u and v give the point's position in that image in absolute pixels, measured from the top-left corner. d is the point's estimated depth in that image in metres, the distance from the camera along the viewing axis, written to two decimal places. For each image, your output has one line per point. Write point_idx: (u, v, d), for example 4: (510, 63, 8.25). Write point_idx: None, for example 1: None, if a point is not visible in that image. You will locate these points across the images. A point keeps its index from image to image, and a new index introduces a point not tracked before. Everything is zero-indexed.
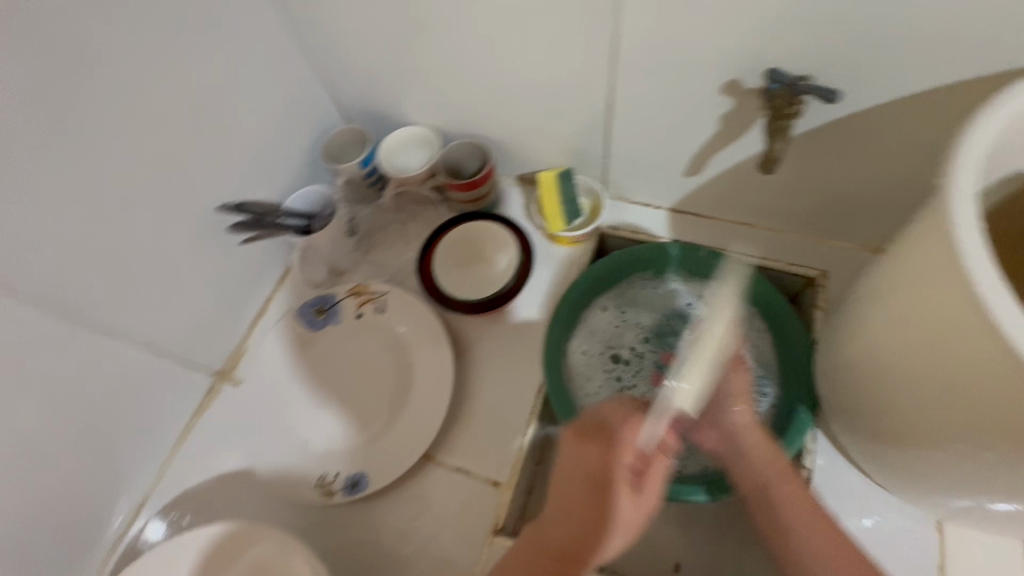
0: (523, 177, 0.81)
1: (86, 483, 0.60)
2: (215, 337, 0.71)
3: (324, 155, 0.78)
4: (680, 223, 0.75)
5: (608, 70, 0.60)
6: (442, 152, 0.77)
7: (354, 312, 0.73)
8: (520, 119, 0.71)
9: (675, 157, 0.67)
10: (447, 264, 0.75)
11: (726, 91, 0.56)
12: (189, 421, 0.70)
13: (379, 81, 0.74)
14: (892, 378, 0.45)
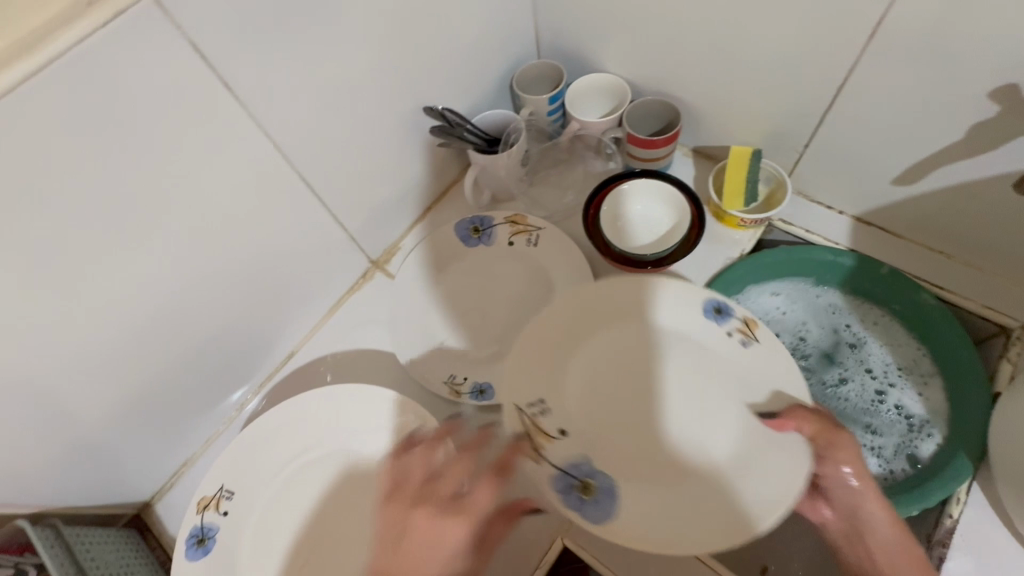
0: (700, 149, 0.78)
1: (257, 322, 0.67)
2: (382, 229, 0.76)
3: (514, 83, 0.80)
4: (863, 235, 0.71)
5: (860, 51, 0.55)
6: (632, 105, 0.76)
7: (507, 239, 0.76)
8: (726, 87, 0.68)
9: (892, 162, 0.62)
10: (611, 215, 0.73)
11: (997, 99, 0.51)
12: (342, 296, 0.77)
13: (591, 20, 0.73)
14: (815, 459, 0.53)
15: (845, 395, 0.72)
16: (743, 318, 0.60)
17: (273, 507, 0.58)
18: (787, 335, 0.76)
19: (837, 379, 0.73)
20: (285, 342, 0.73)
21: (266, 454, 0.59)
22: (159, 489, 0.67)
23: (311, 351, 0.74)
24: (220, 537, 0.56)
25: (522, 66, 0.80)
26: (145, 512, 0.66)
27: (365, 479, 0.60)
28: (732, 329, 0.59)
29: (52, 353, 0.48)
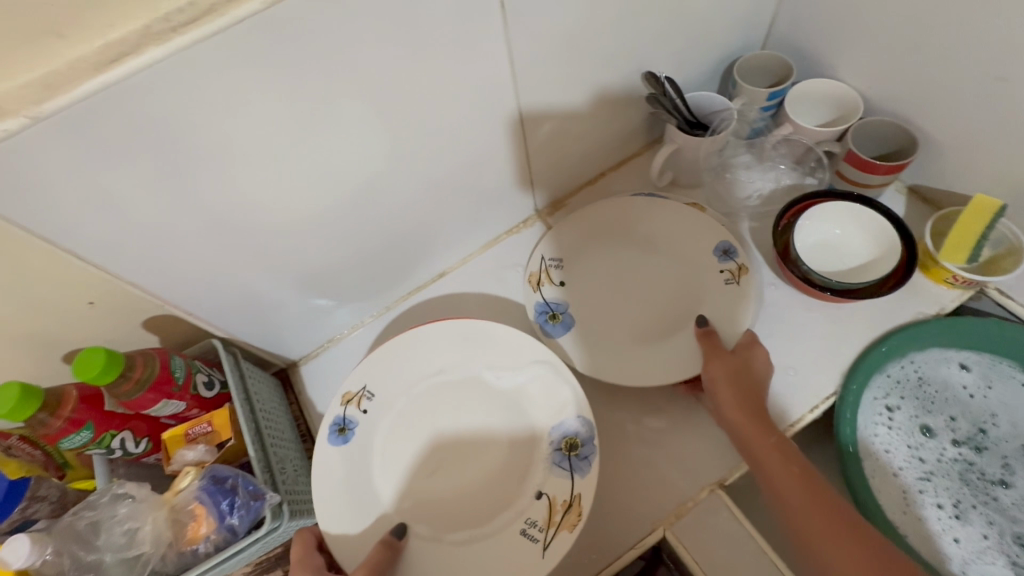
0: (920, 189, 0.71)
1: (427, 237, 0.70)
2: (557, 184, 0.77)
3: (732, 69, 0.76)
4: None
5: None
6: (862, 122, 0.70)
7: (676, 224, 0.73)
8: (987, 128, 0.60)
9: None
10: (807, 233, 0.68)
11: None
12: (500, 235, 0.79)
13: (847, 22, 0.67)
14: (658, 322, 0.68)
15: (1000, 497, 0.64)
16: (739, 264, 0.68)
17: (410, 409, 0.62)
18: (956, 413, 0.67)
19: (998, 474, 0.65)
20: (439, 262, 0.76)
21: (405, 363, 0.62)
22: (308, 354, 0.74)
23: (457, 277, 0.78)
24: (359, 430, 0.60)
25: (745, 54, 0.75)
26: (291, 370, 0.74)
27: (495, 408, 0.61)
28: (724, 268, 0.69)
29: (283, 213, 0.54)
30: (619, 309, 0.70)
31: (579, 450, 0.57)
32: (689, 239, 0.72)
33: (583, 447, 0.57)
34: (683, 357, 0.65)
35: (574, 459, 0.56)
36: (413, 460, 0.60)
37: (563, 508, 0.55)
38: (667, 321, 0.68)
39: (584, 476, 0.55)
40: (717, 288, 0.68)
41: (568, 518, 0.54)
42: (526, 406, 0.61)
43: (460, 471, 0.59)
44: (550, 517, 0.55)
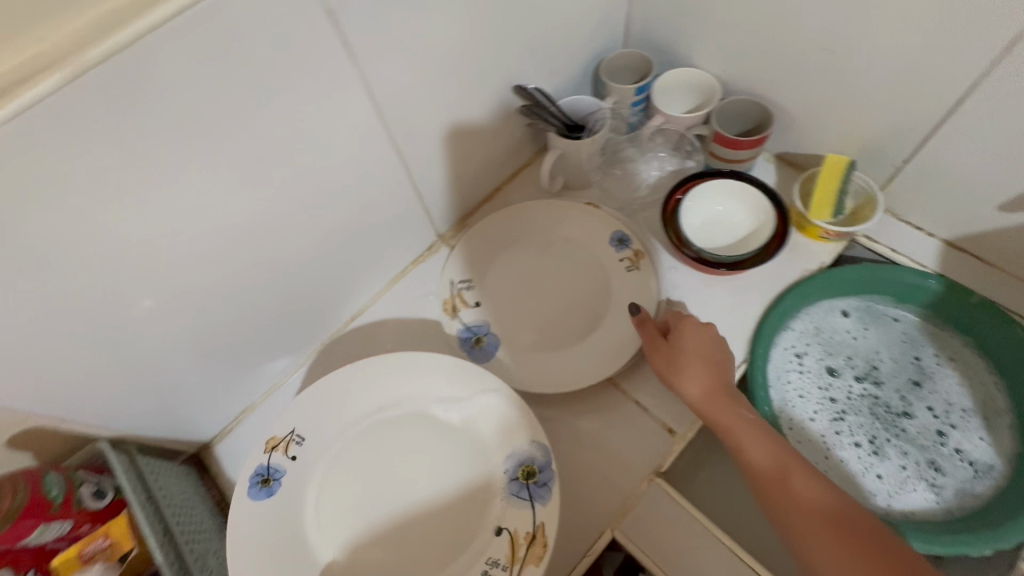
0: (786, 156, 0.76)
1: (328, 284, 0.68)
2: (454, 207, 0.77)
3: (599, 71, 0.79)
4: (952, 260, 0.68)
5: (987, 73, 0.52)
6: (721, 103, 0.74)
7: (574, 227, 0.75)
8: (826, 93, 0.66)
9: (995, 189, 0.60)
10: (693, 215, 0.72)
11: None
12: (407, 267, 0.77)
13: (690, 15, 0.72)
14: (573, 323, 0.69)
15: (905, 423, 0.69)
16: (636, 249, 0.71)
17: (349, 458, 0.59)
18: (854, 353, 0.72)
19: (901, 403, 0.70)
20: (347, 307, 0.73)
21: (341, 404, 0.60)
22: (221, 431, 0.69)
23: (369, 319, 0.75)
24: (285, 480, 0.57)
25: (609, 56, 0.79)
26: (205, 452, 0.69)
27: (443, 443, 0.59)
28: (624, 256, 0.71)
29: (150, 293, 0.50)
30: (535, 319, 0.70)
31: (536, 478, 0.56)
32: (587, 243, 0.74)
33: (540, 473, 0.56)
34: (601, 356, 0.66)
35: (533, 487, 0.55)
36: (350, 520, 0.57)
37: (527, 540, 0.53)
38: (581, 322, 0.69)
39: (544, 505, 0.54)
40: (621, 280, 0.70)
41: (534, 551, 0.52)
42: (448, 448, 0.59)
43: (396, 526, 0.56)
44: (513, 553, 0.53)
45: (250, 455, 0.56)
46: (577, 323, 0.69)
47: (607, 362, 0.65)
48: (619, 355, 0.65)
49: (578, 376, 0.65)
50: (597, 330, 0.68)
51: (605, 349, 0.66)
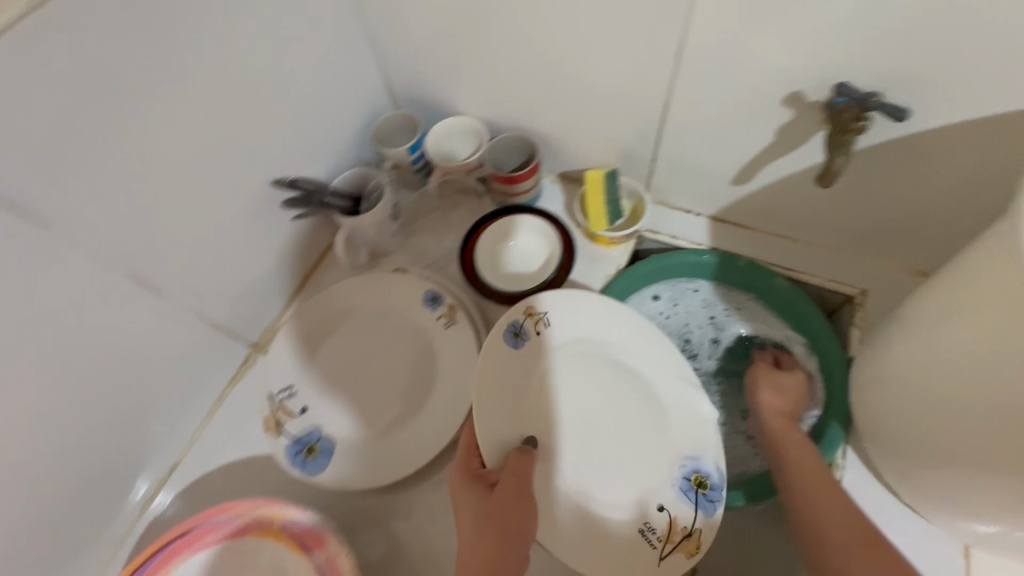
0: (566, 175, 0.82)
1: (125, 438, 0.61)
2: (262, 313, 0.73)
3: (372, 139, 0.80)
4: (720, 232, 0.76)
5: (672, 77, 0.60)
6: (489, 143, 0.78)
7: (385, 298, 0.73)
8: (570, 115, 0.72)
9: (724, 167, 0.68)
10: (487, 255, 0.74)
11: (785, 103, 0.56)
12: (223, 390, 0.71)
13: (437, 70, 0.75)
14: (402, 401, 0.67)
15: None
16: (449, 303, 0.71)
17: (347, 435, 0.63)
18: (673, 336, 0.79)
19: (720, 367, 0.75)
20: (163, 453, 0.67)
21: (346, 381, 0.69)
22: None
23: (196, 458, 0.68)
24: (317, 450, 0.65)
25: (377, 121, 0.80)
26: None
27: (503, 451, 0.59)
28: (439, 313, 0.71)
29: None
30: (365, 407, 0.67)
31: (708, 485, 0.60)
32: (394, 310, 0.73)
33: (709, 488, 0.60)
34: (441, 423, 0.65)
35: (701, 495, 0.59)
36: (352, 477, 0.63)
37: (682, 534, 0.59)
38: (411, 398, 0.67)
39: (712, 515, 0.58)
40: (442, 338, 0.70)
41: (685, 544, 0.58)
42: (678, 431, 0.63)
43: (493, 408, 0.59)
44: (670, 533, 0.59)
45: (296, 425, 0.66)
46: (406, 399, 0.67)
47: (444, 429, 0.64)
48: (455, 416, 0.64)
49: (419, 458, 0.63)
50: (430, 400, 0.67)
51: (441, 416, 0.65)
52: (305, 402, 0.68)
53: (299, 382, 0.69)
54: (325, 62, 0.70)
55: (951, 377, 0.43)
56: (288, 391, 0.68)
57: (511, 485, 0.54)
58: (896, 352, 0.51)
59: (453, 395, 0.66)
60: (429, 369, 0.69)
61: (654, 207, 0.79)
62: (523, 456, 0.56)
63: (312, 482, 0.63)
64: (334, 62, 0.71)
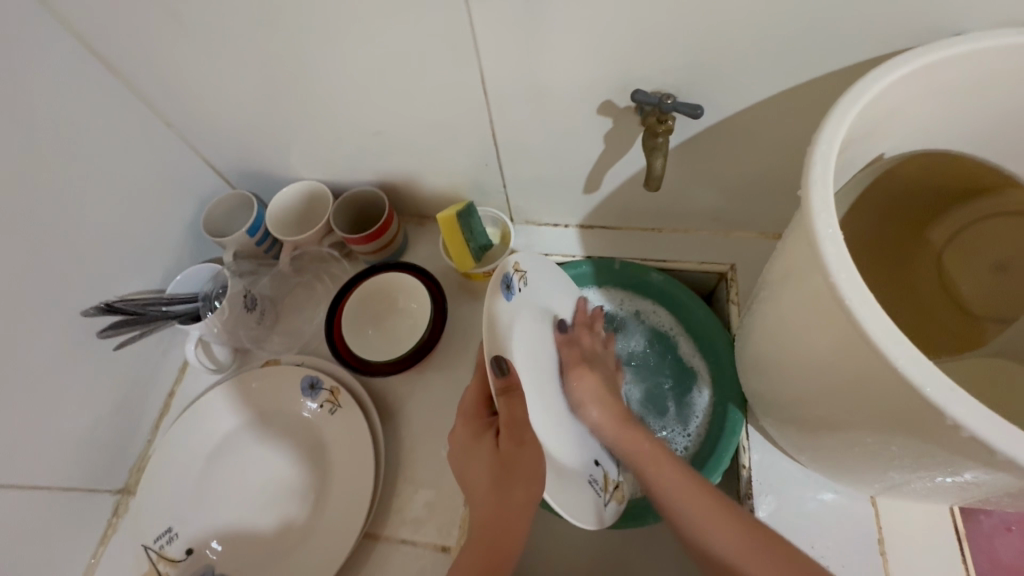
0: (427, 215, 0.79)
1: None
2: (114, 451, 0.67)
3: (208, 228, 0.74)
4: (591, 238, 0.75)
5: (484, 108, 0.59)
6: (335, 204, 0.73)
7: (261, 397, 0.68)
8: (406, 160, 0.69)
9: (569, 179, 0.67)
10: (359, 325, 0.70)
11: (602, 112, 0.56)
12: (96, 550, 0.64)
13: (255, 144, 0.70)
14: (300, 507, 0.62)
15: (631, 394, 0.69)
16: (330, 387, 0.66)
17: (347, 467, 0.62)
18: None
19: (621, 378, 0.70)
20: None
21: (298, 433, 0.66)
22: None
23: None
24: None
25: (209, 207, 0.74)
26: None
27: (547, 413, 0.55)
28: (321, 400, 0.66)
29: None
30: (260, 526, 0.62)
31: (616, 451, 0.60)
32: (275, 407, 0.67)
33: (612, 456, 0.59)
34: (343, 520, 0.60)
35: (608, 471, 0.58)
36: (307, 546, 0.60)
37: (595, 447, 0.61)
38: (308, 501, 0.62)
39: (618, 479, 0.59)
40: (329, 426, 0.65)
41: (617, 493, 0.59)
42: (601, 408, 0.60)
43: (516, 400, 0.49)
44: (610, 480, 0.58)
45: (192, 565, 0.60)
46: (303, 505, 0.62)
47: (347, 529, 0.59)
48: (356, 510, 0.60)
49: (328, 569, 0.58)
50: (330, 498, 0.61)
51: (343, 513, 0.60)
52: (191, 541, 0.61)
53: (179, 521, 0.62)
54: (120, 166, 0.64)
55: (813, 355, 0.42)
56: (171, 532, 0.62)
57: (513, 435, 0.49)
58: (763, 327, 0.51)
59: (352, 486, 0.61)
60: (322, 464, 0.64)
61: (522, 228, 0.77)
62: (514, 398, 0.49)
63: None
64: (133, 162, 0.66)
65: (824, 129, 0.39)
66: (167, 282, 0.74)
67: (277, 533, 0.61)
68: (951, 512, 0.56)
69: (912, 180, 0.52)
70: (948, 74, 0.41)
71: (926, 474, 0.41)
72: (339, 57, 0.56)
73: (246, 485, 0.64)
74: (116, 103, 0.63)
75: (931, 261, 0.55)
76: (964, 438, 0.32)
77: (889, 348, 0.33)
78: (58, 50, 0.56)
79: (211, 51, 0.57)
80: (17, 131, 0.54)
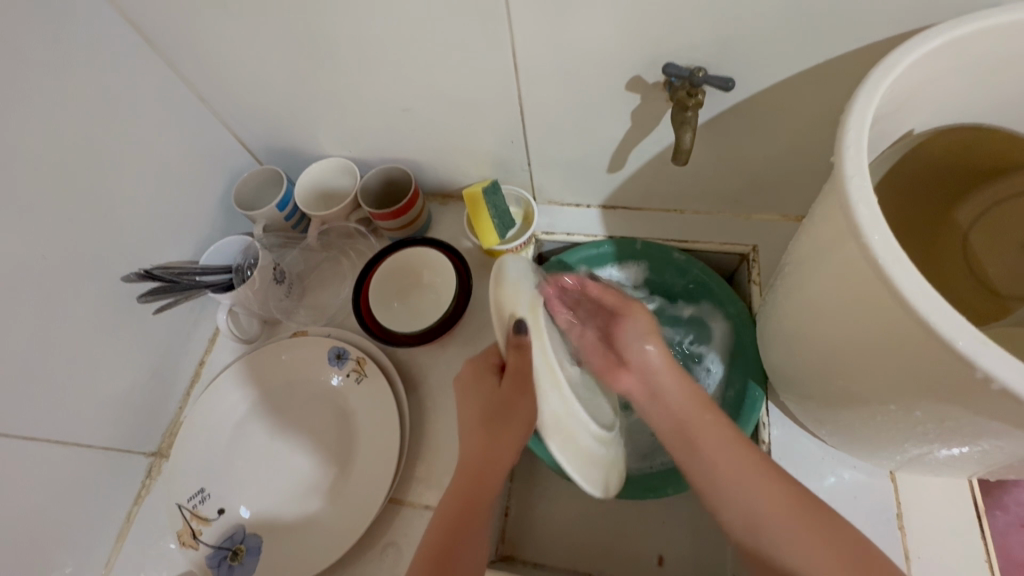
0: (451, 194, 0.80)
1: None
2: (148, 414, 0.69)
3: (238, 203, 0.76)
4: (613, 219, 0.76)
5: (511, 84, 0.60)
6: (362, 181, 0.74)
7: (288, 365, 0.69)
8: (432, 138, 0.70)
9: (593, 158, 0.68)
10: (384, 298, 0.71)
11: (630, 88, 0.57)
12: (130, 509, 0.67)
13: (285, 120, 0.72)
14: (327, 473, 0.64)
15: None
16: (356, 357, 0.67)
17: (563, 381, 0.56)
18: None
19: None
20: None
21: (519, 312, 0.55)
22: None
23: None
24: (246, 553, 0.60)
25: (239, 182, 0.75)
26: None
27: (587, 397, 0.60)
28: (348, 370, 0.67)
29: None
30: (288, 489, 0.64)
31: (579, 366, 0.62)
32: (304, 376, 0.69)
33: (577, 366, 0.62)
34: (369, 484, 0.61)
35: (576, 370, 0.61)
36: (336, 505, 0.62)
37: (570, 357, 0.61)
38: (335, 467, 0.64)
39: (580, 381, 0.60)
40: (356, 394, 0.67)
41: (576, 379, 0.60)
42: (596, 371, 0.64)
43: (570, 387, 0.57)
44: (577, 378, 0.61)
45: (222, 526, 0.62)
46: (330, 470, 0.64)
47: (374, 493, 0.61)
48: (381, 476, 0.61)
49: (357, 531, 0.59)
50: (356, 464, 0.63)
51: (369, 477, 0.62)
52: (222, 502, 0.63)
53: (210, 482, 0.64)
54: (155, 139, 0.66)
55: (840, 323, 0.43)
56: (204, 492, 0.64)
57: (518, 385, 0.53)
58: (786, 302, 0.52)
59: (378, 453, 0.63)
60: (350, 431, 0.65)
61: (544, 209, 0.78)
62: (525, 354, 0.51)
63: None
64: (167, 135, 0.67)
65: (856, 99, 0.39)
66: (198, 255, 0.76)
67: (304, 496, 0.63)
68: (970, 488, 0.56)
69: (941, 156, 0.52)
70: (983, 44, 0.41)
71: (952, 442, 0.41)
72: (371, 33, 0.57)
73: (276, 449, 0.66)
74: (153, 77, 0.65)
75: (957, 242, 0.56)
76: (994, 393, 0.33)
77: (919, 305, 0.34)
78: (97, 22, 0.58)
79: (244, 24, 0.59)
80: (59, 100, 0.55)
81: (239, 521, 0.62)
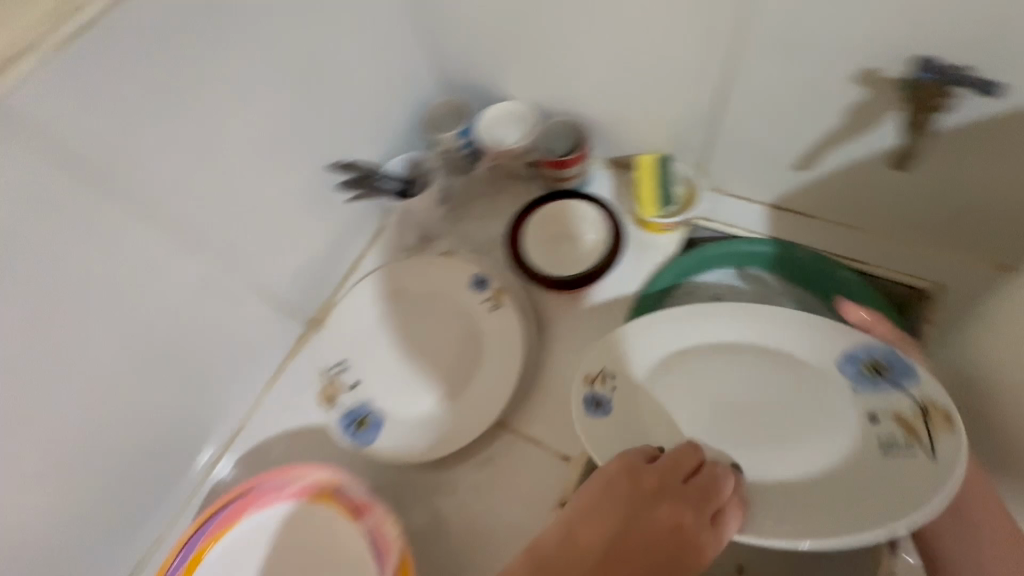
0: (619, 160, 0.80)
1: (193, 407, 0.65)
2: (315, 287, 0.76)
3: (424, 122, 0.81)
4: (779, 220, 0.73)
5: (731, 55, 0.58)
6: (540, 128, 0.78)
7: (433, 279, 0.76)
8: (621, 99, 0.70)
9: (783, 150, 0.65)
10: (535, 241, 0.75)
11: (861, 81, 0.53)
12: (283, 361, 0.74)
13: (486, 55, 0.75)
14: (447, 382, 0.70)
15: None
16: (496, 288, 0.72)
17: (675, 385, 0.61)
18: None
19: None
20: (226, 420, 0.70)
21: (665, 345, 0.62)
22: None
23: (255, 428, 0.71)
24: (368, 428, 0.68)
25: (429, 106, 0.81)
26: None
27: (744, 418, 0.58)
28: (486, 297, 0.72)
29: None
30: (411, 384, 0.71)
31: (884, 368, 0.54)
32: (445, 292, 0.75)
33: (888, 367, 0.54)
34: (485, 403, 0.66)
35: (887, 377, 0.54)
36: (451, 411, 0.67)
37: (919, 420, 0.51)
38: (455, 379, 0.69)
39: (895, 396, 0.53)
40: (488, 320, 0.71)
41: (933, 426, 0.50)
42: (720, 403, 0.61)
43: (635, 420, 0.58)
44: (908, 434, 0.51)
45: (351, 400, 0.70)
46: (450, 380, 0.70)
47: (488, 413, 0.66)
48: (499, 397, 0.66)
49: (467, 438, 0.65)
50: (475, 381, 0.68)
51: (486, 396, 0.67)
52: (357, 377, 0.71)
53: (353, 358, 0.73)
54: (380, 47, 0.71)
55: None
56: (344, 364, 0.72)
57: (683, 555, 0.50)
58: None
59: (499, 377, 0.67)
60: (474, 351, 0.70)
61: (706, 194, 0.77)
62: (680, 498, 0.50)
63: (364, 452, 0.67)
64: (390, 46, 0.73)
65: None
66: None
67: (425, 394, 0.69)
68: None
69: None
70: None
71: None
72: None
73: (408, 349, 0.73)
74: None
75: None
76: None
77: None
78: None
79: None
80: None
81: (366, 400, 0.70)
